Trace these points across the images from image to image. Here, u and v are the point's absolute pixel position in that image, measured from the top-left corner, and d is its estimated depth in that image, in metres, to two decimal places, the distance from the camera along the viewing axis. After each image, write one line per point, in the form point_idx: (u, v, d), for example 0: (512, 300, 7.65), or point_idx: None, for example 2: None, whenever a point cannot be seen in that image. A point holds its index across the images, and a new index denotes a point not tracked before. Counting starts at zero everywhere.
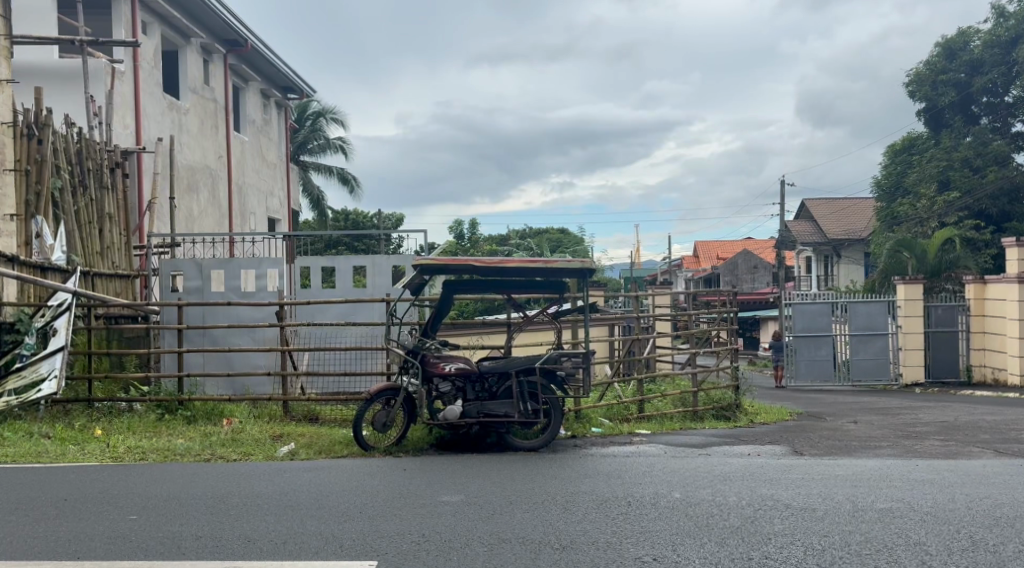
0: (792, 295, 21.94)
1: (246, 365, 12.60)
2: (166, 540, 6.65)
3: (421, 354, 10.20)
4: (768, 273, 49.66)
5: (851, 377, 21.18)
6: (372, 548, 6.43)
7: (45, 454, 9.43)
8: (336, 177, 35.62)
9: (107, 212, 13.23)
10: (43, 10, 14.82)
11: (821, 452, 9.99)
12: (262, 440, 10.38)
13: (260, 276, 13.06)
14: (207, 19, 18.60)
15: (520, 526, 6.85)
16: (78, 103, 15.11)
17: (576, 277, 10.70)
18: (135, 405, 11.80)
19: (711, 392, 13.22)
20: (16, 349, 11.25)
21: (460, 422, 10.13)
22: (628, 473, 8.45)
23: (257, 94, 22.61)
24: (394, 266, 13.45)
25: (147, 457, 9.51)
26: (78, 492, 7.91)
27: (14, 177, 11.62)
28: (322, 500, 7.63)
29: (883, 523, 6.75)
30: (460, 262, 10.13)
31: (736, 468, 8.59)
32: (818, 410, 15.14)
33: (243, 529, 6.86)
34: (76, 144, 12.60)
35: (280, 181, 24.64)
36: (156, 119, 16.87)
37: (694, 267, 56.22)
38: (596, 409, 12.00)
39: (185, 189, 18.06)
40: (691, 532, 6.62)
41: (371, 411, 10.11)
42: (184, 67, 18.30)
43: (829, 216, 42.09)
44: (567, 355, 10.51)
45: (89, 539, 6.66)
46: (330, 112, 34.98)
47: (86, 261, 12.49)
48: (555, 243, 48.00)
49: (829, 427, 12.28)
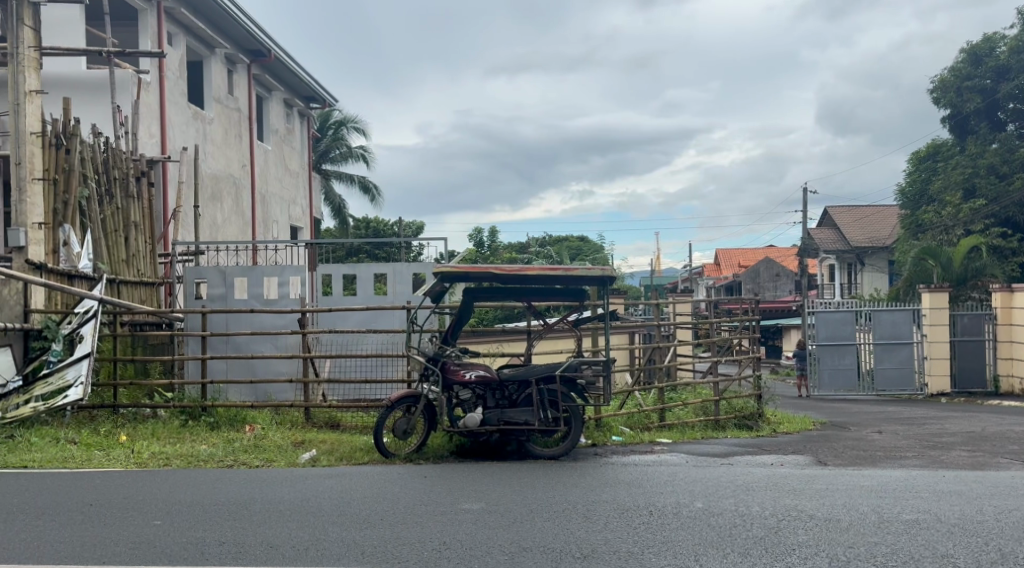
0: (831, 298, 28.26)
1: (268, 372, 12.72)
2: (189, 544, 6.72)
3: (441, 361, 10.26)
4: (791, 281, 49.63)
5: (875, 387, 21.01)
6: (393, 556, 6.46)
7: (71, 460, 9.52)
8: (357, 186, 35.83)
9: (132, 219, 13.39)
10: (72, 22, 14.99)
11: (846, 462, 9.96)
12: (285, 447, 10.44)
13: (283, 284, 13.18)
14: (230, 29, 18.74)
15: (540, 534, 6.87)
16: (104, 112, 15.28)
17: (597, 284, 10.69)
18: (159, 411, 11.92)
19: (733, 401, 13.12)
20: (43, 356, 11.41)
21: (480, 429, 10.16)
22: (648, 482, 8.48)
23: (280, 103, 22.87)
24: (415, 273, 13.56)
25: (170, 462, 9.60)
26: (103, 496, 8.00)
27: (43, 186, 11.66)
28: (342, 507, 7.67)
29: (910, 535, 6.72)
30: (480, 270, 10.19)
31: (759, 478, 8.56)
32: (842, 420, 15.06)
33: (265, 536, 6.90)
34: (102, 153, 12.74)
35: (303, 190, 24.84)
36: (182, 129, 17.07)
37: (714, 275, 56.01)
38: (617, 417, 12.02)
39: (209, 198, 18.28)
40: (714, 542, 6.62)
41: (391, 418, 10.17)
42: (209, 77, 18.48)
43: (853, 224, 41.87)
44: (588, 364, 10.54)
45: (114, 544, 6.73)
46: (351, 122, 35.33)
47: (112, 269, 12.66)
48: (576, 251, 47.99)
49: (854, 437, 12.24)
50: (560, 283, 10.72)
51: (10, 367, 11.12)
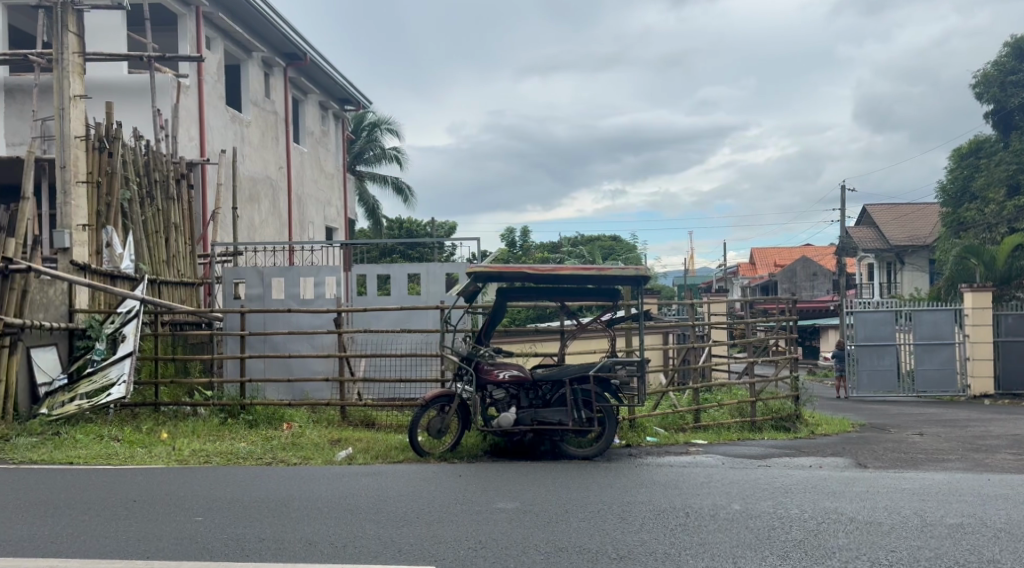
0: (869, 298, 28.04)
1: (304, 370, 12.85)
2: (230, 540, 6.84)
3: (475, 361, 10.36)
4: (828, 280, 49.16)
5: (915, 389, 20.78)
6: (431, 554, 6.53)
7: (115, 456, 9.70)
8: (390, 187, 36.03)
9: (172, 221, 13.61)
10: (114, 28, 15.24)
11: (887, 465, 9.89)
12: (321, 445, 10.57)
13: (318, 284, 13.32)
14: (268, 34, 18.99)
15: (575, 534, 6.92)
16: (144, 115, 15.50)
17: (631, 284, 10.71)
18: (199, 409, 12.10)
19: (770, 401, 13.06)
20: (88, 354, 11.66)
21: (514, 429, 10.21)
22: (685, 483, 8.48)
23: (316, 105, 23.09)
24: (448, 273, 13.66)
25: (210, 460, 9.75)
26: (147, 492, 8.16)
27: (87, 189, 11.87)
28: (380, 504, 7.78)
29: (954, 539, 6.68)
30: (513, 270, 10.25)
31: (798, 480, 8.53)
32: (883, 422, 14.94)
33: (303, 532, 7.01)
34: (144, 156, 12.95)
35: (338, 192, 25.04)
36: (220, 132, 17.30)
37: (750, 275, 55.64)
38: (651, 418, 12.02)
39: (247, 199, 18.50)
40: (752, 544, 6.62)
41: (425, 417, 10.25)
42: (246, 80, 18.73)
43: (892, 223, 41.46)
44: (622, 364, 10.56)
45: (157, 539, 6.88)
46: (385, 123, 35.55)
47: (154, 270, 12.87)
48: (608, 251, 47.87)
49: (895, 439, 12.13)
50: (593, 282, 10.75)
51: (55, 364, 11.38)
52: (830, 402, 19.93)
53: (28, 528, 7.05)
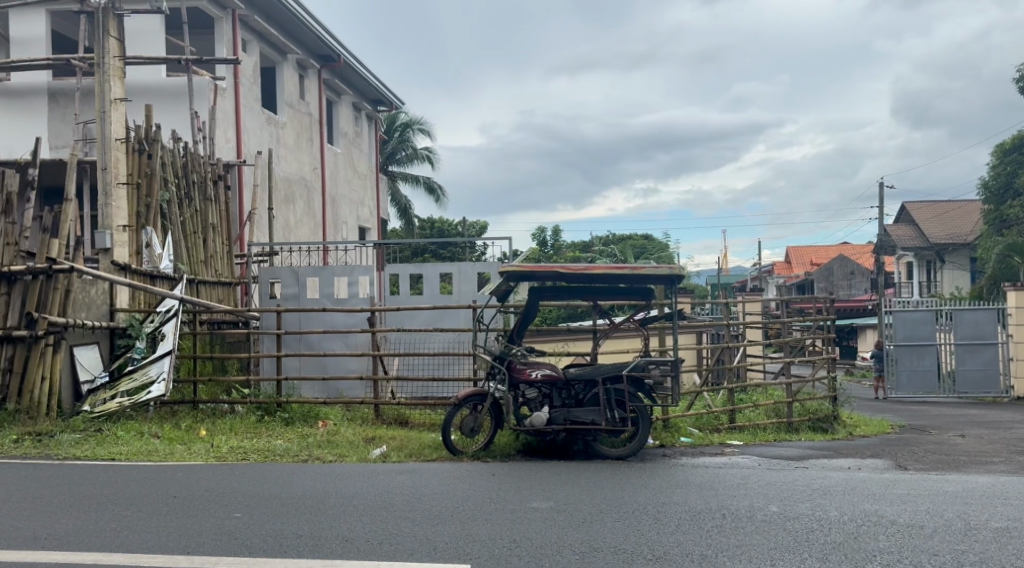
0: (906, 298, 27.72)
1: (339, 369, 12.95)
2: (268, 536, 6.90)
3: (507, 360, 10.39)
4: (866, 279, 48.64)
5: (956, 390, 20.50)
6: (465, 552, 6.56)
7: (155, 452, 9.82)
8: (422, 186, 36.16)
9: (210, 222, 13.76)
10: (152, 31, 15.42)
11: (928, 467, 9.79)
12: (356, 443, 10.64)
13: (352, 283, 13.40)
14: (302, 36, 19.14)
15: (610, 534, 6.92)
16: (182, 117, 15.67)
17: (664, 283, 10.67)
18: (236, 407, 12.22)
19: (807, 402, 12.95)
20: (128, 353, 11.83)
21: (546, 428, 10.22)
22: (720, 484, 8.44)
23: (349, 107, 23.23)
24: (479, 272, 13.69)
25: (248, 457, 9.85)
26: (187, 489, 8.26)
27: (127, 191, 12.02)
28: (414, 502, 7.82)
29: (999, 544, 6.60)
30: (545, 269, 10.25)
31: (837, 482, 8.46)
32: (924, 423, 14.77)
33: (339, 529, 7.07)
34: (182, 158, 13.10)
35: (371, 192, 25.17)
36: (256, 133, 17.45)
37: (785, 274, 55.27)
38: (685, 419, 11.97)
39: (282, 200, 18.66)
40: (791, 546, 6.59)
41: (458, 416, 10.29)
42: (281, 82, 18.90)
43: (933, 220, 41.00)
44: (656, 364, 10.52)
45: (197, 534, 6.95)
46: (417, 123, 35.67)
47: (192, 270, 13.03)
48: (640, 250, 47.70)
49: (935, 441, 12.00)
50: (626, 282, 10.73)
51: (97, 362, 11.55)
52: (868, 402, 20.09)
53: (73, 523, 7.16)
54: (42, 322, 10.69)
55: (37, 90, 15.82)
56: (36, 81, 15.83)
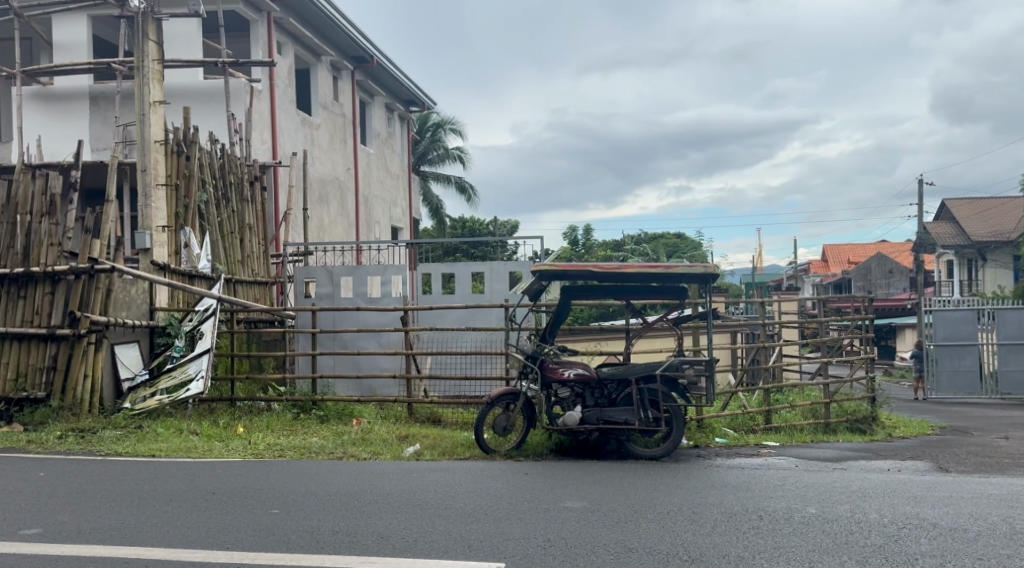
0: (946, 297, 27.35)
1: (372, 368, 13.03)
2: (305, 533, 6.96)
3: (540, 359, 10.39)
4: (904, 279, 48.05)
5: (999, 390, 20.20)
6: (500, 551, 6.57)
7: (194, 449, 9.94)
8: (454, 186, 36.25)
9: (246, 222, 13.89)
10: (189, 34, 15.58)
11: (970, 469, 9.66)
12: (390, 441, 10.69)
13: (385, 283, 13.46)
14: (336, 38, 19.26)
15: (645, 535, 6.90)
16: (219, 119, 15.82)
17: (699, 282, 10.63)
18: (272, 404, 12.31)
19: (844, 403, 12.84)
20: (167, 351, 11.95)
21: (579, 428, 10.20)
22: (757, 486, 8.38)
23: (382, 107, 23.33)
24: (511, 272, 13.70)
25: (284, 454, 9.94)
26: (225, 485, 8.34)
27: (166, 192, 12.13)
28: (448, 500, 7.85)
29: None
30: (578, 268, 10.23)
31: (877, 484, 8.38)
32: (965, 425, 14.57)
33: (376, 526, 7.11)
34: (219, 159, 13.23)
35: (403, 192, 25.27)
36: (291, 135, 17.58)
37: (822, 273, 54.85)
38: (719, 419, 11.90)
39: (316, 200, 18.78)
40: (829, 549, 6.53)
41: (490, 415, 10.31)
42: (315, 84, 19.02)
43: (975, 217, 40.45)
44: (690, 363, 10.47)
45: (236, 530, 7.02)
46: (449, 123, 35.75)
47: (229, 269, 13.16)
48: (672, 249, 47.48)
49: (977, 443, 11.84)
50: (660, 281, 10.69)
51: (137, 360, 11.69)
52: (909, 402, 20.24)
53: (115, 518, 7.26)
54: (85, 321, 10.84)
55: (78, 92, 16.06)
56: (76, 84, 16.06)
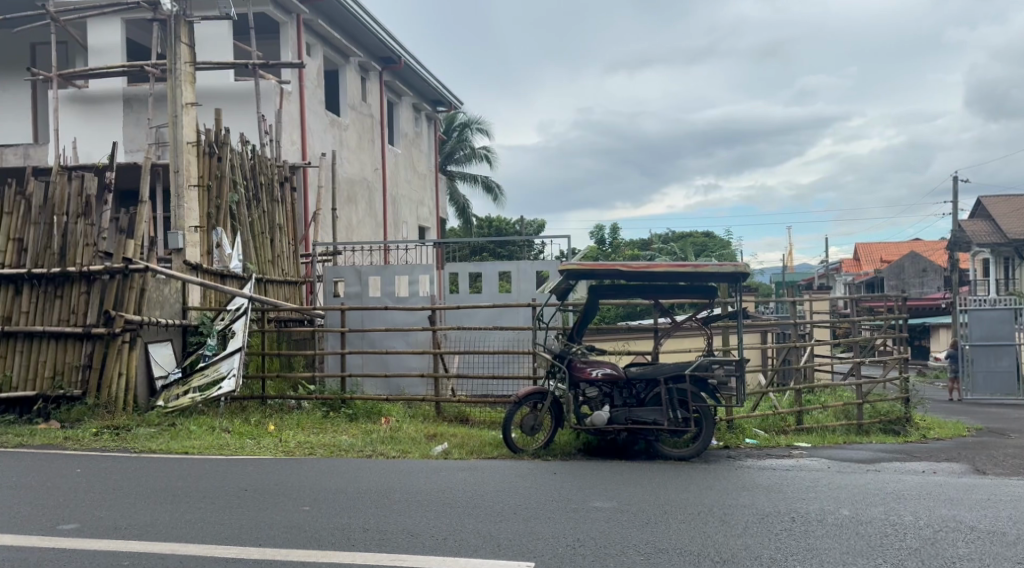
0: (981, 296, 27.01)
1: (401, 367, 13.07)
2: (336, 530, 6.99)
3: (568, 358, 10.36)
4: (937, 278, 47.50)
5: None
6: (530, 550, 6.57)
7: (226, 447, 10.01)
8: (481, 186, 36.28)
9: (276, 222, 13.97)
10: (220, 36, 15.69)
11: (1007, 472, 9.53)
12: (418, 439, 10.72)
13: (413, 282, 13.48)
14: (364, 39, 19.32)
15: (676, 536, 6.86)
16: (249, 120, 15.93)
17: (729, 281, 10.56)
18: (303, 403, 12.38)
19: (877, 404, 12.75)
20: (200, 350, 12.06)
21: (608, 428, 10.17)
22: (789, 487, 8.31)
23: (409, 107, 23.38)
24: (539, 271, 13.67)
25: (314, 452, 9.98)
26: (257, 482, 8.39)
27: (198, 192, 12.22)
28: (478, 499, 7.85)
29: None
30: (607, 267, 10.19)
31: (911, 486, 8.28)
32: (1002, 426, 14.37)
33: (406, 524, 7.12)
34: (250, 160, 13.31)
35: (430, 192, 25.32)
36: (320, 135, 17.66)
37: (854, 271, 54.38)
38: (750, 420, 11.82)
39: (345, 200, 18.85)
40: (864, 551, 6.47)
41: (518, 414, 10.31)
42: (344, 84, 19.09)
43: (1011, 215, 39.91)
44: (720, 364, 10.42)
45: (268, 527, 7.06)
46: (476, 122, 35.77)
47: (260, 269, 13.25)
48: (700, 248, 47.24)
49: (1015, 445, 11.68)
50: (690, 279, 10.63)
51: (170, 359, 11.81)
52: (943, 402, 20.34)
53: (150, 514, 7.32)
54: (119, 320, 10.97)
55: (111, 94, 16.23)
56: (109, 85, 16.23)
